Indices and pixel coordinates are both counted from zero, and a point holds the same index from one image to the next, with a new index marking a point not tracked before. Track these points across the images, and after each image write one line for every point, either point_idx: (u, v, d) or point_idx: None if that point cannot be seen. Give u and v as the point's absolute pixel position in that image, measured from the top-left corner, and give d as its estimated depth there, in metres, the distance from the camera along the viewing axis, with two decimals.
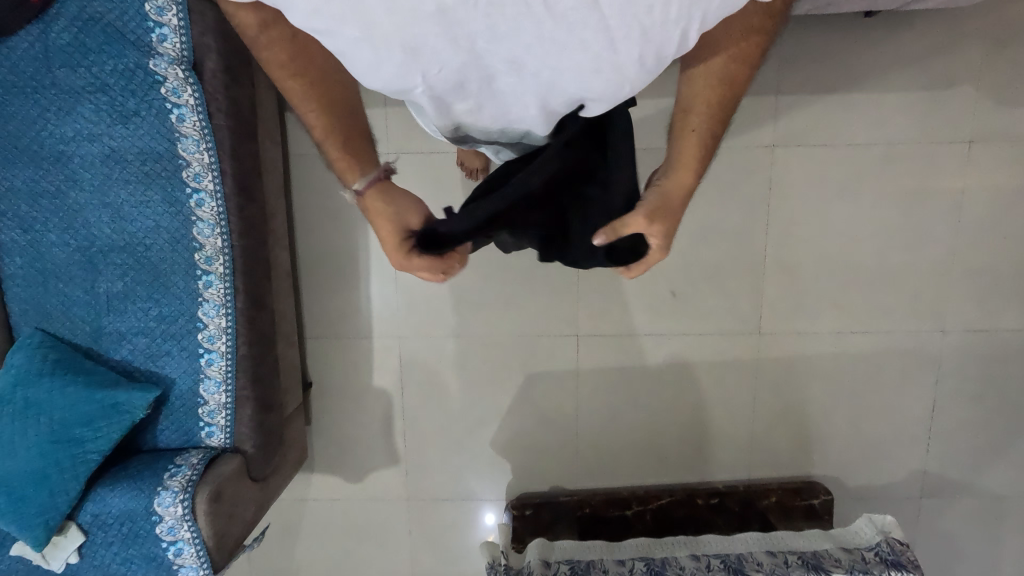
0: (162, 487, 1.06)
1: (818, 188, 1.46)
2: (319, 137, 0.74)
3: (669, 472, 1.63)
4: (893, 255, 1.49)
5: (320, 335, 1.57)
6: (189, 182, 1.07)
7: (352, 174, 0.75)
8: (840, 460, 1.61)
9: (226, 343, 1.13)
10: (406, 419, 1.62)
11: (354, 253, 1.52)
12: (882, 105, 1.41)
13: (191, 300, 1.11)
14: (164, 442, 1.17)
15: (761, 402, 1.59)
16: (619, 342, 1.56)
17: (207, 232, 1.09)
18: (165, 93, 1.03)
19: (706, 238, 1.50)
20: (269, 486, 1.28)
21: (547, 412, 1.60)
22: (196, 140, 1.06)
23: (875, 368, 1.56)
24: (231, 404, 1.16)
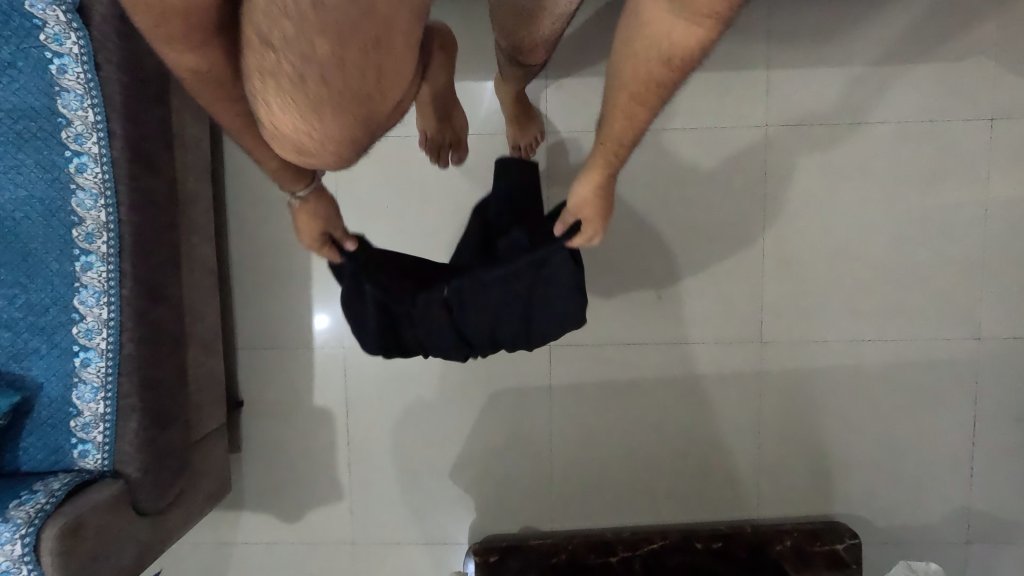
0: (1, 520, 0.84)
1: (821, 173, 1.28)
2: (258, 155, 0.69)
3: (662, 510, 1.38)
4: (912, 248, 1.29)
5: (254, 345, 1.36)
6: (69, 145, 0.90)
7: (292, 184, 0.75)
8: (865, 495, 1.35)
9: (107, 339, 0.93)
10: (351, 446, 1.38)
11: (294, 250, 1.34)
12: (887, 78, 1.25)
13: (66, 286, 0.92)
14: (26, 464, 0.94)
15: (768, 425, 1.35)
16: (599, 353, 1.34)
17: (88, 204, 0.91)
18: (45, 40, 0.88)
19: (695, 230, 1.31)
20: (163, 521, 1.05)
21: (516, 437, 1.37)
22: (80, 94, 0.90)
23: (901, 382, 1.32)
24: (111, 416, 0.95)
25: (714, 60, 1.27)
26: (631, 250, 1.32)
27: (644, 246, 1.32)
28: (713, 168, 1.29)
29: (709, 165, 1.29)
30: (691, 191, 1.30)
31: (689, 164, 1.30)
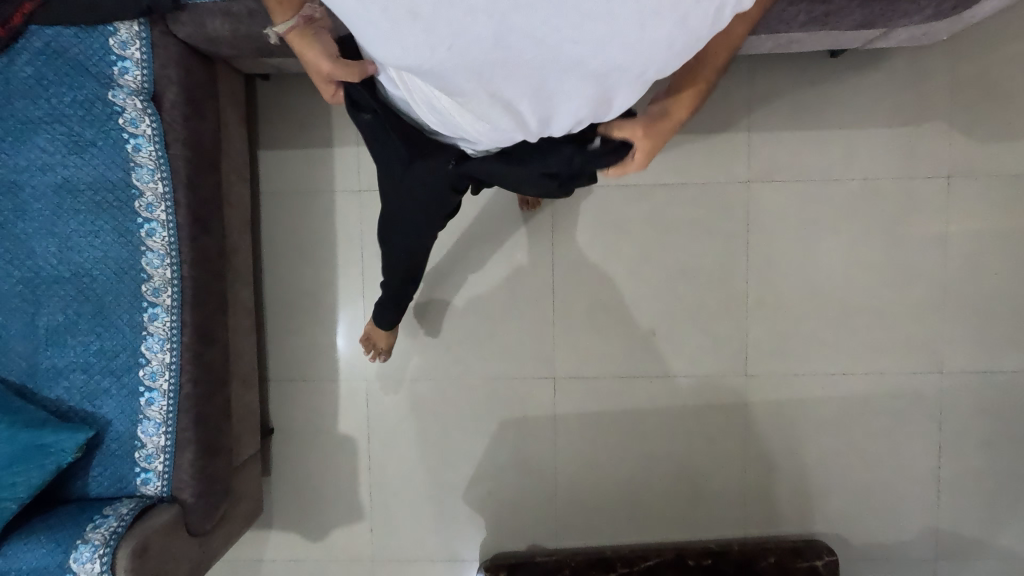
0: (81, 541, 0.97)
1: (799, 223, 1.43)
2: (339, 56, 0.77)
3: (658, 529, 1.50)
4: (880, 290, 1.43)
5: (285, 377, 1.49)
6: (141, 212, 1.05)
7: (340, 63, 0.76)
8: (842, 516, 1.47)
9: (169, 380, 1.06)
10: (372, 469, 1.51)
11: (321, 290, 1.47)
12: (856, 140, 1.41)
13: (134, 333, 1.06)
14: (95, 491, 1.07)
15: (753, 450, 1.47)
16: (599, 385, 1.48)
17: (156, 262, 1.05)
18: (123, 123, 1.03)
19: (685, 274, 1.44)
20: (210, 541, 1.17)
21: (522, 461, 1.49)
22: (151, 169, 1.04)
23: (873, 413, 1.46)
24: (171, 448, 1.08)
25: (700, 123, 1.42)
26: (628, 292, 1.46)
27: (640, 288, 1.45)
28: (700, 218, 1.44)
29: (696, 215, 1.44)
30: (681, 239, 1.44)
31: (679, 214, 1.44)
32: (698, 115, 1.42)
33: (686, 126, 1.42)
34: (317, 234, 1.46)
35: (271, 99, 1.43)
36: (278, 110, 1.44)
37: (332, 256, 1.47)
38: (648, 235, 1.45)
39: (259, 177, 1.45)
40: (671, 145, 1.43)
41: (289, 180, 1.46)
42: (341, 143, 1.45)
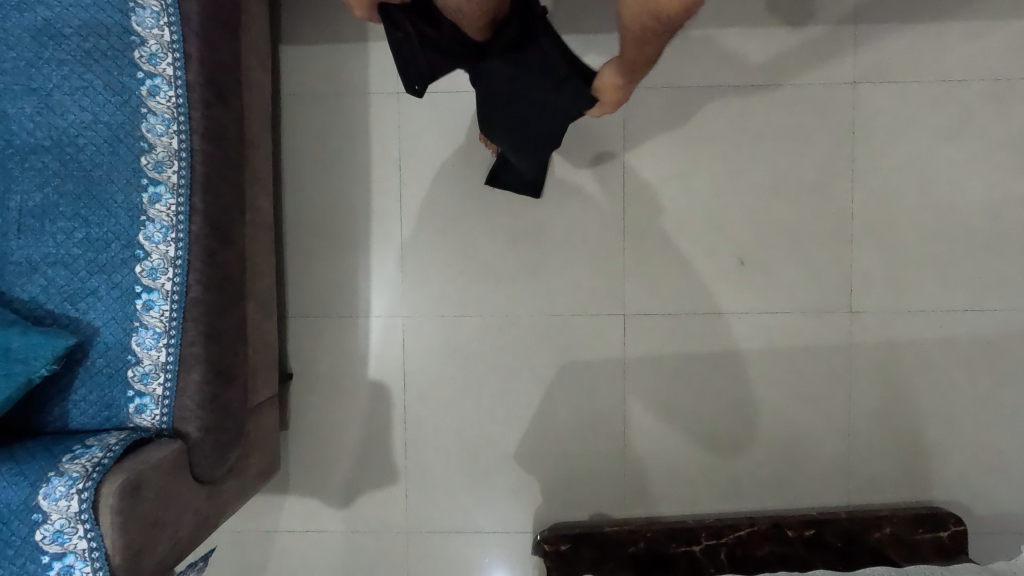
0: (55, 474, 0.74)
1: (912, 134, 1.22)
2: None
3: (745, 497, 1.26)
4: (1009, 212, 1.22)
5: (306, 314, 1.27)
6: (142, 65, 0.83)
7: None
8: (965, 481, 1.24)
9: (173, 279, 0.84)
10: (407, 424, 1.28)
11: (352, 211, 1.26)
12: (980, 35, 1.20)
13: (130, 219, 0.83)
14: (76, 420, 0.84)
15: (858, 402, 1.25)
16: (675, 324, 1.26)
17: (159, 129, 0.83)
18: None
19: (779, 193, 1.23)
20: (219, 492, 0.95)
21: (585, 415, 1.27)
22: (156, 11, 0.83)
23: (1002, 358, 1.24)
24: (173, 367, 0.85)
25: (797, 15, 1.22)
26: (711, 214, 1.24)
27: (725, 209, 1.24)
28: (798, 127, 1.23)
29: (793, 124, 1.23)
30: (775, 152, 1.23)
31: (773, 122, 1.23)
32: (796, 6, 1.22)
33: (782, 19, 1.22)
34: (348, 145, 1.25)
35: None
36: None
37: (365, 170, 1.25)
38: (736, 148, 1.23)
39: (282, 77, 1.24)
40: (764, 41, 1.22)
41: (315, 80, 1.24)
42: (376, 37, 1.24)
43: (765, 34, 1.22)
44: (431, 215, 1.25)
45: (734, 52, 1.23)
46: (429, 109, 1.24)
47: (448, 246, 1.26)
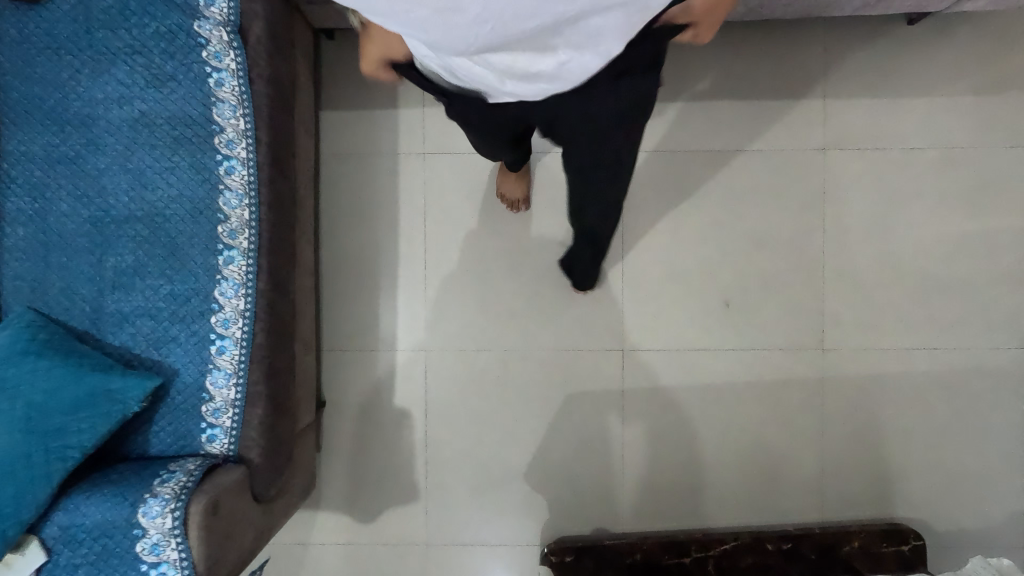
0: (149, 495, 0.88)
1: (874, 193, 1.39)
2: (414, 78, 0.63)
3: (730, 513, 1.41)
4: (960, 262, 1.39)
5: (339, 347, 1.42)
6: (220, 149, 0.99)
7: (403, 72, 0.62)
8: (925, 500, 1.40)
9: (242, 328, 1.00)
10: (428, 446, 1.43)
11: (382, 257, 1.41)
12: (932, 110, 1.38)
13: (208, 277, 0.99)
14: (157, 447, 0.99)
15: (831, 429, 1.41)
16: (668, 359, 1.41)
17: (234, 202, 0.99)
18: (207, 56, 0.99)
19: (759, 243, 1.40)
20: (273, 510, 1.09)
21: (588, 438, 1.42)
22: (233, 105, 0.99)
23: (955, 390, 1.40)
24: (241, 402, 1.00)
25: (773, 90, 1.39)
26: (699, 262, 1.41)
27: (712, 258, 1.40)
28: (775, 186, 1.40)
29: (772, 183, 1.40)
30: (756, 207, 1.40)
31: (755, 182, 1.40)
32: (774, 81, 1.39)
33: (761, 93, 1.39)
34: (379, 198, 1.41)
35: (336, 58, 1.40)
36: (343, 70, 1.40)
37: (394, 221, 1.41)
38: (722, 203, 1.40)
39: (322, 138, 1.41)
40: (746, 111, 1.40)
41: (351, 141, 1.41)
42: (405, 105, 1.41)
43: (747, 105, 1.40)
44: (452, 260, 1.41)
45: (720, 120, 1.40)
46: (451, 167, 1.41)
47: (466, 288, 1.41)
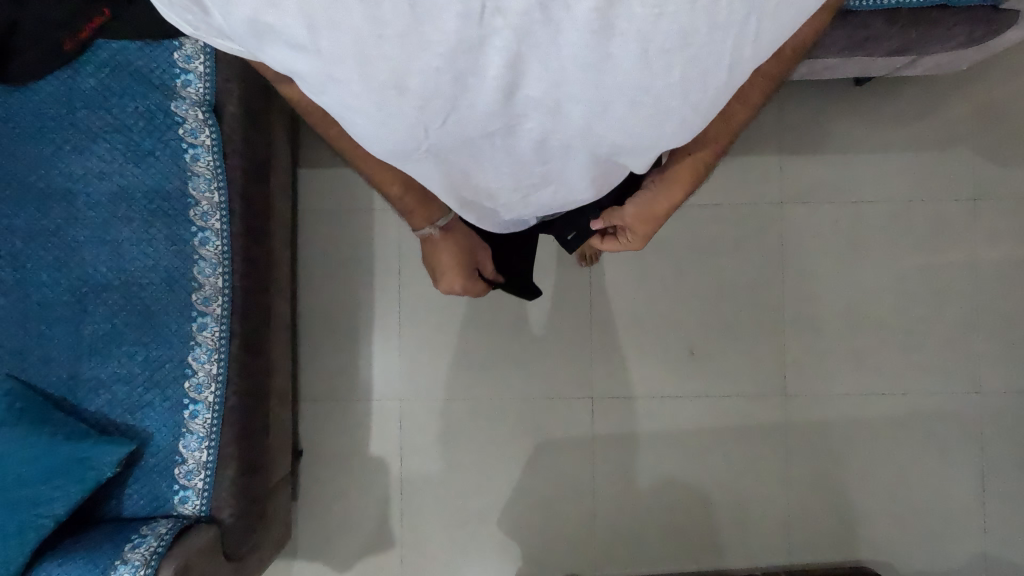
0: (120, 562, 0.91)
1: (831, 246, 1.46)
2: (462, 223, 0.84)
3: (700, 558, 1.44)
4: (914, 309, 1.45)
5: (316, 398, 1.46)
6: (195, 221, 1.04)
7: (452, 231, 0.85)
8: (888, 542, 1.43)
9: (214, 392, 1.03)
10: (403, 494, 1.45)
11: (358, 309, 1.46)
12: (883, 165, 1.45)
13: (182, 343, 1.03)
14: (130, 510, 1.02)
15: (795, 473, 1.45)
16: (637, 407, 1.46)
17: (208, 271, 1.04)
18: (183, 133, 1.04)
19: (722, 292, 1.46)
20: (245, 566, 1.12)
21: (559, 485, 1.45)
22: (208, 178, 1.05)
23: (913, 434, 1.44)
24: (212, 464, 1.03)
25: (731, 147, 1.47)
26: (663, 311, 1.46)
27: (677, 307, 1.46)
28: (735, 239, 1.46)
29: (731, 235, 1.46)
30: (718, 259, 1.46)
31: (716, 234, 1.46)
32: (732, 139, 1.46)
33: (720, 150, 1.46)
34: (356, 253, 1.46)
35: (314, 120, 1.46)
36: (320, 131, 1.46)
37: (370, 274, 1.46)
38: (685, 254, 1.46)
39: (299, 196, 1.46)
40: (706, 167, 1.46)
41: (328, 197, 1.46)
42: None
43: None
44: (426, 312, 1.46)
45: None
46: None
47: (440, 337, 1.46)
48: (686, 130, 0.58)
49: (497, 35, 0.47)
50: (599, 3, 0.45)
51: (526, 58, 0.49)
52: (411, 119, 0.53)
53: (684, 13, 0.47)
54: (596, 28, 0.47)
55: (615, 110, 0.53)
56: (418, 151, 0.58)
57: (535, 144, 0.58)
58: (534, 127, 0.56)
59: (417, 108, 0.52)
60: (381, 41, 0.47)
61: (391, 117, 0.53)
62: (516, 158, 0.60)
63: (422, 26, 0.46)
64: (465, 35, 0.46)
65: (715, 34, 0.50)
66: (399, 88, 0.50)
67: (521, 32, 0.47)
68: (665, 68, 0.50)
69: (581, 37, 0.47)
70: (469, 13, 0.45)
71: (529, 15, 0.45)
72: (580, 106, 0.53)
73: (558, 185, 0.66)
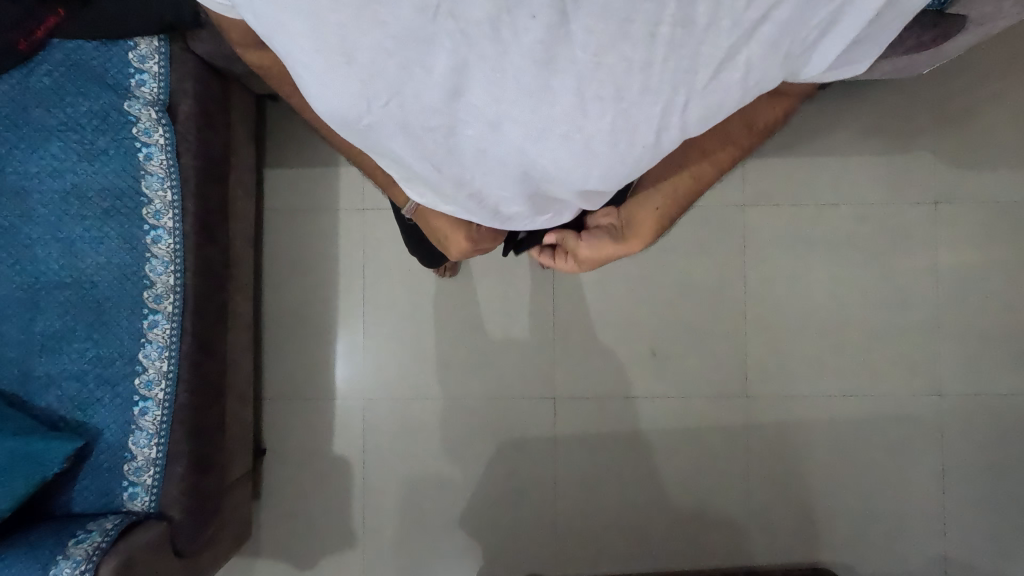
0: (62, 557, 0.92)
1: (793, 248, 1.47)
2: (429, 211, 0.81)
3: (661, 558, 1.45)
4: (876, 311, 1.46)
5: (281, 396, 1.47)
6: (148, 219, 1.05)
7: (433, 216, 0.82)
8: (848, 543, 1.44)
9: (165, 389, 1.04)
10: (366, 492, 1.46)
11: (323, 308, 1.47)
12: (846, 167, 1.46)
13: (133, 341, 1.04)
14: (79, 506, 1.02)
15: (756, 474, 1.45)
16: (599, 407, 1.46)
17: (160, 269, 1.05)
18: (136, 132, 1.05)
19: (684, 294, 1.46)
20: (198, 562, 1.12)
21: (521, 484, 1.46)
22: (161, 177, 1.05)
23: (874, 435, 1.45)
24: (162, 461, 1.04)
25: None
26: (626, 312, 1.47)
27: (639, 308, 1.47)
28: (698, 240, 1.47)
29: (694, 237, 1.47)
30: (680, 260, 1.47)
31: (679, 236, 1.47)
32: None
33: None
34: (321, 253, 1.48)
35: (280, 120, 1.47)
36: (286, 131, 1.47)
37: (335, 274, 1.47)
38: (648, 256, 1.47)
39: (265, 196, 1.47)
40: None
41: (294, 198, 1.48)
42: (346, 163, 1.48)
43: None
44: (390, 311, 1.47)
45: None
46: (389, 222, 1.48)
47: (404, 337, 1.47)
48: (613, 177, 0.60)
49: (448, 35, 0.48)
50: (547, 35, 0.47)
51: (472, 62, 0.50)
52: (353, 93, 0.52)
53: (618, 67, 0.50)
54: (540, 57, 0.49)
55: (550, 137, 0.55)
56: (359, 130, 0.57)
57: (473, 149, 0.58)
58: (472, 133, 0.56)
59: (361, 83, 0.51)
60: (336, 8, 0.47)
61: (333, 86, 0.52)
62: (453, 162, 0.60)
63: (378, 6, 0.47)
64: (418, 24, 0.47)
65: (646, 96, 0.52)
66: (348, 58, 0.50)
67: (470, 36, 0.48)
68: (603, 111, 0.53)
69: (526, 60, 0.49)
70: (426, 8, 0.46)
71: (479, 25, 0.47)
72: (517, 123, 0.54)
73: (494, 199, 0.67)
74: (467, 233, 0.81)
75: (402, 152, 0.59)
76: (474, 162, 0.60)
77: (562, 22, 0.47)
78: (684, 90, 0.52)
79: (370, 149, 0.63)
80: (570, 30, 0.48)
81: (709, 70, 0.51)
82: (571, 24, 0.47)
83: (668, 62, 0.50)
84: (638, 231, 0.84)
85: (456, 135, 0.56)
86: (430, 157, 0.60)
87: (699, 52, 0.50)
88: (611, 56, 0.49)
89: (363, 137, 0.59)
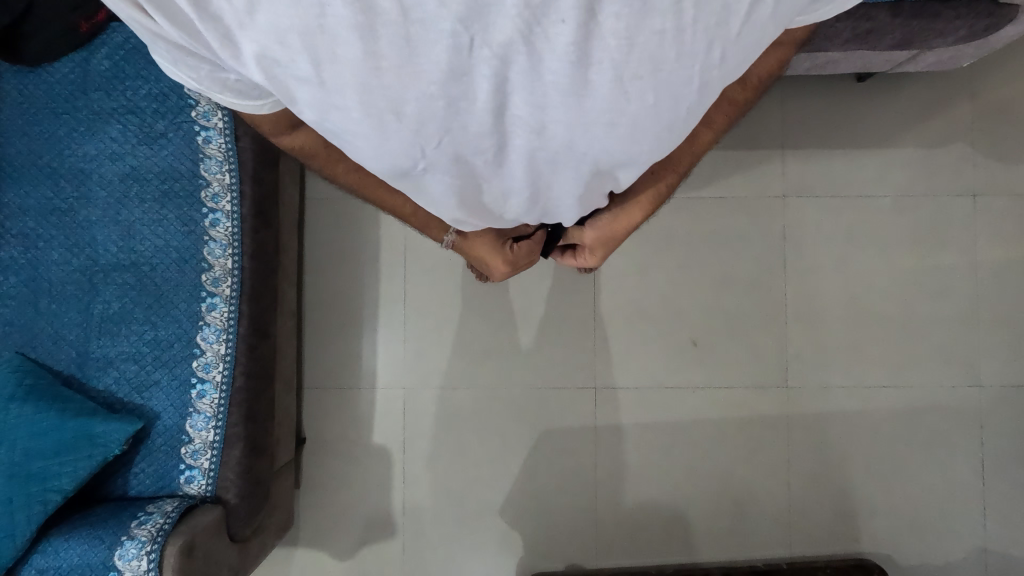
0: (127, 537, 0.92)
1: (833, 240, 1.47)
2: (473, 239, 0.80)
3: (702, 549, 1.44)
4: (915, 302, 1.46)
5: (321, 385, 1.46)
6: (206, 203, 1.05)
7: (474, 241, 0.81)
8: (889, 535, 1.44)
9: (222, 372, 1.04)
10: (406, 482, 1.46)
11: (363, 297, 1.47)
12: (884, 160, 1.47)
13: (191, 323, 1.04)
14: (136, 489, 1.02)
15: (797, 465, 1.45)
16: (639, 398, 1.46)
17: (218, 252, 1.05)
18: (196, 116, 1.05)
19: (724, 284, 1.47)
20: (249, 548, 1.12)
21: (561, 475, 1.45)
22: (220, 161, 1.05)
23: (913, 426, 1.45)
24: (219, 444, 1.03)
25: (734, 142, 1.48)
26: (666, 302, 1.47)
27: (680, 298, 1.47)
28: (738, 231, 1.47)
29: (734, 228, 1.47)
30: (720, 251, 1.47)
31: (719, 227, 1.47)
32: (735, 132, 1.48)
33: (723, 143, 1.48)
34: (361, 242, 1.48)
35: None
36: None
37: (375, 263, 1.47)
38: (689, 246, 1.47)
39: (307, 185, 1.48)
40: (710, 160, 1.48)
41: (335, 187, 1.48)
42: None
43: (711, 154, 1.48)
44: (431, 301, 1.47)
45: None
46: None
47: (444, 326, 1.47)
48: (665, 146, 0.56)
49: (484, 63, 0.47)
50: (577, 35, 0.46)
51: (510, 82, 0.48)
52: (407, 142, 0.51)
53: (652, 43, 0.47)
54: (575, 58, 0.47)
55: (595, 130, 0.51)
56: (418, 173, 0.56)
57: (528, 168, 0.55)
58: (524, 154, 0.54)
59: (413, 131, 0.50)
60: (378, 71, 0.47)
61: (387, 139, 0.51)
62: (510, 181, 0.58)
63: (417, 57, 0.46)
64: (455, 64, 0.46)
65: (683, 61, 0.48)
66: (397, 113, 0.49)
67: (505, 58, 0.46)
68: (643, 91, 0.49)
69: (562, 67, 0.47)
70: (459, 45, 0.45)
71: (513, 45, 0.46)
72: (564, 128, 0.51)
73: (556, 206, 0.63)
74: (502, 256, 0.83)
75: (460, 185, 0.58)
76: (531, 181, 0.57)
77: (589, 17, 0.45)
78: (721, 42, 0.49)
79: (415, 188, 0.61)
80: (599, 21, 0.46)
81: (740, 16, 0.48)
82: (598, 15, 0.45)
83: (699, 20, 0.47)
84: (636, 198, 0.73)
85: (505, 157, 0.54)
86: (485, 179, 0.58)
87: (728, 5, 0.47)
88: (643, 33, 0.46)
89: (414, 176, 0.57)
